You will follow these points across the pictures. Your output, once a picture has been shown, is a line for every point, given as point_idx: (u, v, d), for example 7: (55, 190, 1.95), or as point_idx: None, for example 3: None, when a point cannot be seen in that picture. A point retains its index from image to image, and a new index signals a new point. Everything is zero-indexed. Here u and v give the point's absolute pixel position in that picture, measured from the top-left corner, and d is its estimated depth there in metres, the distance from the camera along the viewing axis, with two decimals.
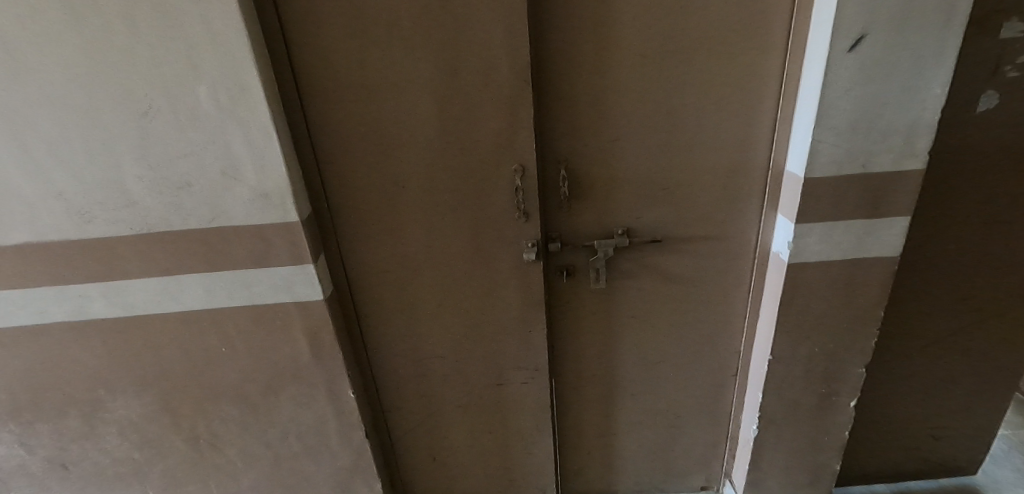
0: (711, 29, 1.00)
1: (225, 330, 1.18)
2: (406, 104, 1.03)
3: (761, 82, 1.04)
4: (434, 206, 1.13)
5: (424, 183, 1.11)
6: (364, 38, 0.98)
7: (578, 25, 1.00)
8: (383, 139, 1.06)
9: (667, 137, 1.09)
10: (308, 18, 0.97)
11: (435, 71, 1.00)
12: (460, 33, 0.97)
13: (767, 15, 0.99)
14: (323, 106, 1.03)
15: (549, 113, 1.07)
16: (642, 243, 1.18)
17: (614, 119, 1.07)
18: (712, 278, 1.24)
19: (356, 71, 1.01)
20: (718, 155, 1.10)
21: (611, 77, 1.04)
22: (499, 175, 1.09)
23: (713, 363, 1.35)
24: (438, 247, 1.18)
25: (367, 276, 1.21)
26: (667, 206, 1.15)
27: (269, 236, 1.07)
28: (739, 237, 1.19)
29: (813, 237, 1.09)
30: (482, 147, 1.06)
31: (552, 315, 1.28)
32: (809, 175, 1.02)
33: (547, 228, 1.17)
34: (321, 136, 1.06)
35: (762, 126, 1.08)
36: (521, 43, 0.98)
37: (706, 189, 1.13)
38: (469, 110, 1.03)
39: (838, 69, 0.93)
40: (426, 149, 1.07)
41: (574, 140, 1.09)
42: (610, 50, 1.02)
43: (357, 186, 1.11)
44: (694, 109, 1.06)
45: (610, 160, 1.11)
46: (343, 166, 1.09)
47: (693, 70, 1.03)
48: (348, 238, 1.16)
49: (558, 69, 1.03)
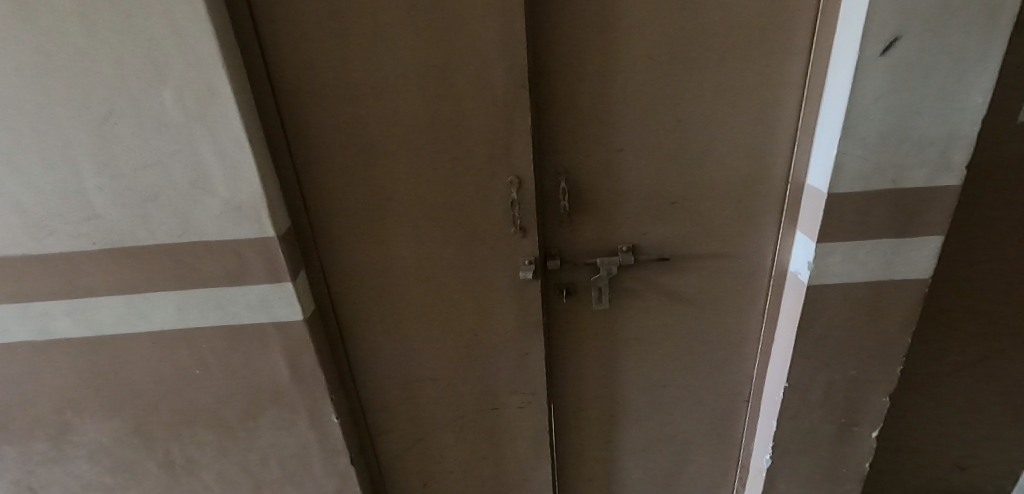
0: (726, 30, 0.91)
1: (199, 351, 1.10)
2: (391, 110, 0.95)
3: (781, 89, 0.95)
4: (423, 220, 1.04)
5: (411, 196, 1.02)
6: (346, 38, 0.90)
7: (579, 24, 0.91)
8: (368, 147, 0.98)
9: (676, 148, 1.00)
10: (285, 16, 0.89)
11: (423, 74, 0.92)
12: (450, 31, 0.89)
13: (789, 15, 0.90)
14: (301, 111, 0.95)
15: (547, 120, 0.98)
16: (648, 261, 1.09)
17: (619, 127, 0.98)
18: (724, 299, 1.14)
19: (337, 74, 0.92)
20: (732, 167, 1.01)
21: (616, 81, 0.95)
22: (493, 187, 1.00)
23: (724, 388, 1.25)
24: (427, 264, 1.09)
25: (351, 294, 1.12)
26: (676, 221, 1.06)
27: (243, 252, 0.98)
28: (754, 255, 1.09)
29: (834, 257, 1.00)
30: (475, 157, 0.97)
31: (550, 336, 1.19)
32: (833, 190, 0.93)
33: (545, 244, 1.09)
34: (300, 144, 0.98)
35: (781, 136, 0.99)
36: (517, 43, 0.89)
37: (718, 203, 1.04)
38: (460, 117, 0.95)
39: (868, 75, 0.84)
40: (415, 158, 0.98)
41: (576, 150, 1.00)
42: (615, 51, 0.93)
43: (340, 197, 1.02)
44: (706, 116, 0.97)
45: (614, 170, 1.02)
46: (324, 176, 1.00)
47: (706, 75, 0.94)
48: (331, 253, 1.08)
49: (557, 72, 0.95)
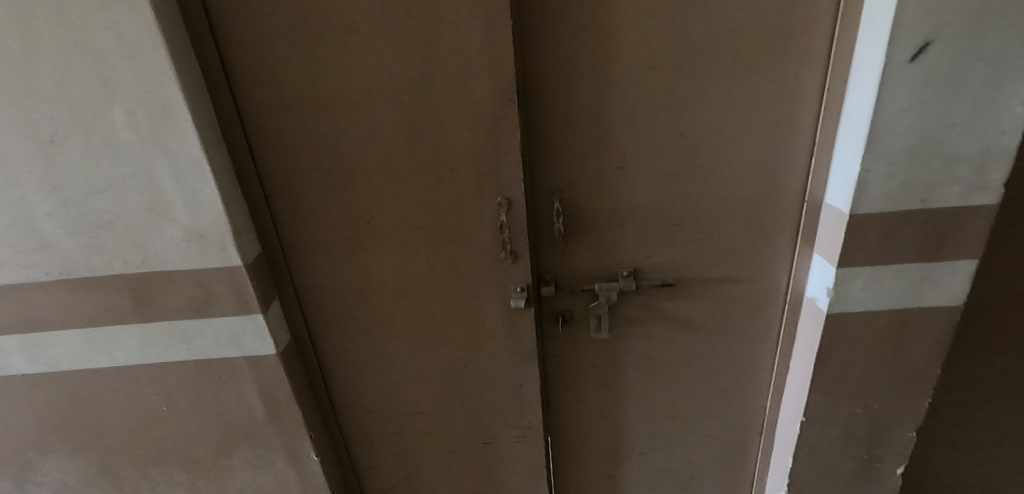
0: (735, 36, 0.82)
1: (166, 387, 1.02)
2: (367, 127, 0.86)
3: (797, 99, 0.86)
4: (405, 244, 0.96)
5: (392, 219, 0.94)
6: (315, 50, 0.82)
7: (572, 31, 0.83)
8: (343, 167, 0.90)
9: (680, 165, 0.91)
10: (249, 26, 0.81)
11: (401, 88, 0.84)
12: (429, 40, 0.80)
13: (805, 19, 0.81)
14: (269, 129, 0.87)
15: (539, 136, 0.89)
16: (652, 287, 1.00)
17: (617, 143, 0.89)
18: (734, 326, 1.05)
19: (306, 88, 0.84)
20: (742, 184, 0.92)
21: (613, 93, 0.86)
22: (481, 210, 0.92)
23: (735, 420, 1.16)
24: (411, 292, 1.01)
25: (330, 324, 1.04)
26: (681, 243, 0.97)
27: (208, 282, 0.90)
28: (767, 280, 1.00)
29: (856, 283, 0.91)
30: (460, 177, 0.89)
31: (546, 366, 1.11)
32: (856, 211, 0.84)
33: (539, 268, 1.00)
34: (269, 165, 0.90)
35: (796, 151, 0.90)
36: (503, 52, 0.81)
37: (727, 223, 0.95)
38: (443, 134, 0.86)
39: (895, 84, 0.75)
40: (394, 178, 0.90)
41: (570, 168, 0.92)
42: (612, 60, 0.84)
43: (314, 221, 0.94)
44: (713, 131, 0.88)
45: (612, 190, 0.93)
46: (296, 199, 0.92)
47: (713, 85, 0.85)
48: (307, 281, 1.00)
49: (549, 84, 0.86)
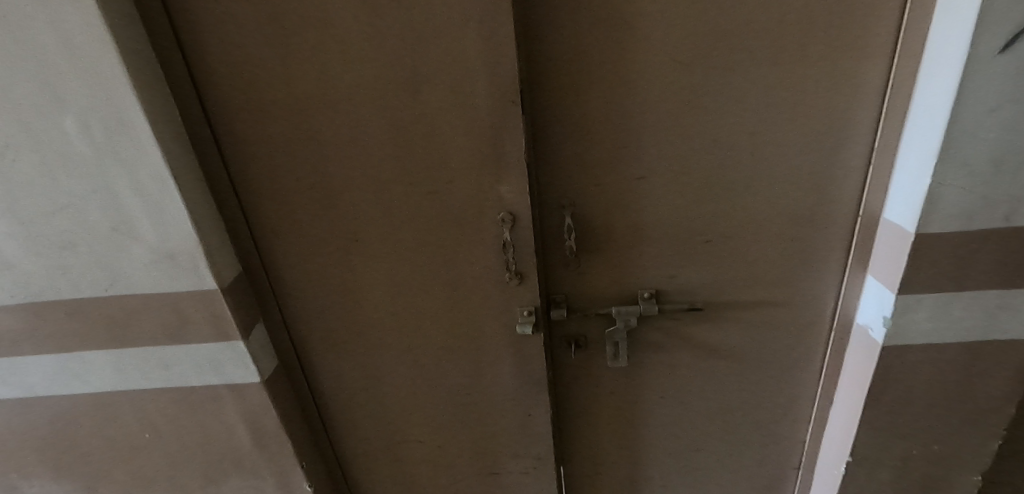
0: (780, 23, 0.69)
1: (147, 414, 0.94)
2: (351, 135, 0.76)
3: (853, 99, 0.73)
4: (398, 263, 0.86)
5: (383, 237, 0.84)
6: (289, 47, 0.72)
7: (584, 21, 0.71)
8: (327, 179, 0.80)
9: (711, 175, 0.79)
10: (216, 23, 0.71)
11: (388, 90, 0.73)
12: (418, 33, 0.69)
13: (866, 3, 0.68)
14: (243, 138, 0.78)
15: (547, 142, 0.78)
16: (677, 311, 0.89)
17: (638, 150, 0.78)
18: (771, 353, 0.93)
19: (283, 92, 0.75)
20: (784, 196, 0.80)
21: (633, 92, 0.74)
22: (482, 226, 0.81)
23: (770, 454, 1.04)
24: (407, 315, 0.91)
25: (320, 348, 0.95)
26: (710, 262, 0.85)
27: (182, 306, 0.82)
28: (810, 303, 0.88)
29: (919, 311, 0.78)
30: (457, 189, 0.79)
31: (558, 393, 1.00)
32: (923, 230, 0.71)
33: (548, 289, 0.89)
34: (246, 177, 0.81)
35: (850, 159, 0.76)
36: (504, 46, 0.69)
37: (765, 240, 0.83)
38: (437, 141, 0.76)
39: (980, 80, 0.61)
40: (383, 191, 0.80)
41: (583, 178, 0.80)
42: (632, 54, 0.72)
43: (298, 238, 0.85)
44: (751, 135, 0.76)
45: (632, 203, 0.81)
46: (277, 214, 0.83)
47: (751, 83, 0.73)
48: (294, 302, 0.91)
49: (558, 83, 0.74)
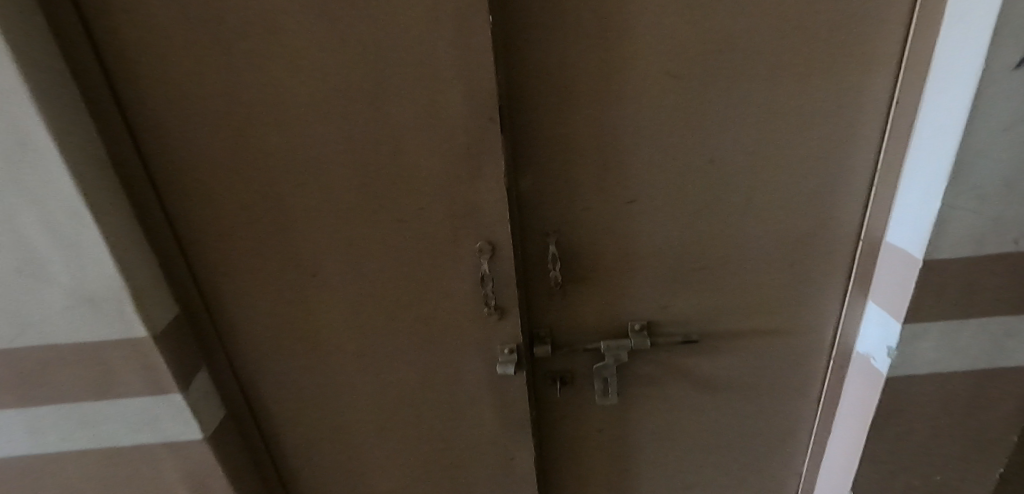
0: (781, 35, 0.64)
1: (68, 480, 0.81)
2: (306, 158, 0.67)
3: (856, 117, 0.68)
4: (362, 300, 0.76)
5: (343, 271, 0.74)
6: (230, 57, 0.62)
7: (569, 32, 0.64)
8: (278, 207, 0.70)
9: (705, 198, 0.73)
10: (143, 30, 0.61)
11: (348, 106, 0.64)
12: (382, 42, 0.61)
13: (870, 16, 0.63)
14: (179, 160, 0.67)
15: (528, 164, 0.70)
16: (670, 343, 0.82)
17: (628, 172, 0.71)
18: (768, 384, 0.87)
19: (225, 109, 0.65)
20: (784, 219, 0.74)
21: (622, 110, 0.67)
22: (456, 257, 0.73)
23: (767, 488, 0.98)
24: (374, 356, 0.81)
25: (274, 395, 0.84)
26: (704, 289, 0.79)
27: (108, 357, 0.70)
28: (809, 331, 0.82)
29: (924, 341, 0.73)
30: (429, 215, 0.70)
31: (542, 433, 0.92)
32: (931, 256, 0.66)
33: (530, 323, 0.81)
34: (183, 205, 0.70)
35: (853, 180, 0.71)
36: (480, 57, 0.61)
37: (764, 265, 0.77)
38: (405, 162, 0.67)
39: (993, 99, 0.57)
40: (344, 220, 0.71)
41: (567, 202, 0.72)
42: (621, 66, 0.65)
43: (247, 274, 0.74)
44: (749, 154, 0.70)
45: (621, 228, 0.74)
46: (221, 247, 0.72)
47: (749, 99, 0.67)
48: (243, 345, 0.80)
49: (541, 100, 0.67)
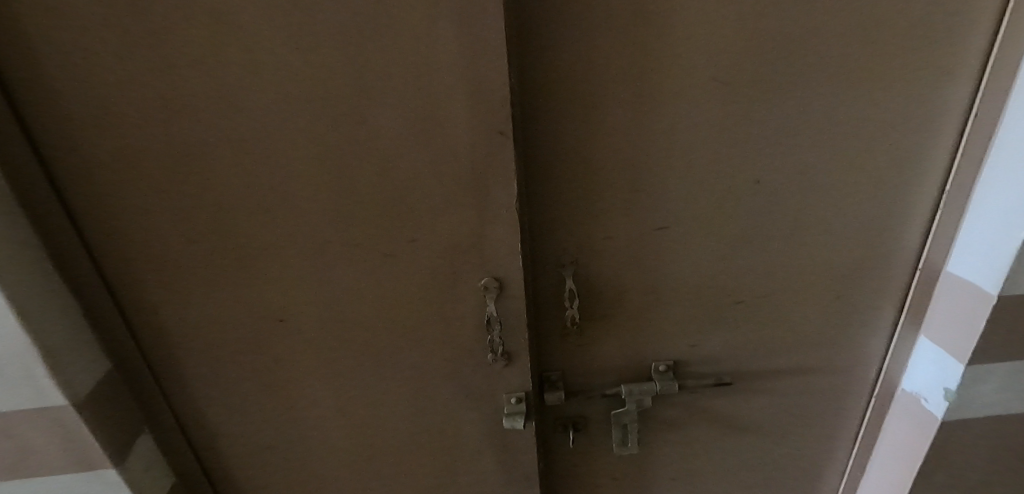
0: (844, 34, 0.54)
1: None
2: (271, 180, 0.54)
3: (924, 132, 0.59)
4: (342, 349, 0.63)
5: (317, 315, 0.61)
6: (172, 51, 0.48)
7: (601, 29, 0.52)
8: (235, 240, 0.56)
9: (747, 224, 0.62)
10: (50, 14, 0.46)
11: (324, 116, 0.51)
12: (370, 35, 0.48)
13: (950, 16, 0.54)
14: (104, 182, 0.53)
15: (543, 185, 0.58)
16: (699, 385, 0.71)
17: (661, 194, 0.60)
18: (804, 425, 0.78)
19: (164, 119, 0.50)
20: (833, 246, 0.65)
21: (660, 123, 0.56)
22: (456, 296, 0.60)
23: None
24: (355, 413, 0.67)
25: (232, 462, 0.69)
26: (738, 326, 0.69)
27: (17, 429, 0.55)
28: (852, 369, 0.73)
29: (987, 383, 0.65)
30: (424, 248, 0.57)
31: (549, 487, 0.80)
32: (1008, 292, 0.58)
33: (540, 366, 0.70)
34: (112, 238, 0.55)
35: (916, 203, 0.62)
36: (493, 56, 0.49)
37: (807, 298, 0.68)
38: (396, 186, 0.54)
39: None
40: (320, 256, 0.58)
41: (588, 230, 0.61)
42: (660, 71, 0.54)
43: (197, 320, 0.60)
44: (798, 174, 0.60)
45: (649, 259, 0.64)
46: (163, 289, 0.58)
47: (804, 110, 0.57)
48: (194, 404, 0.65)
49: (563, 110, 0.55)
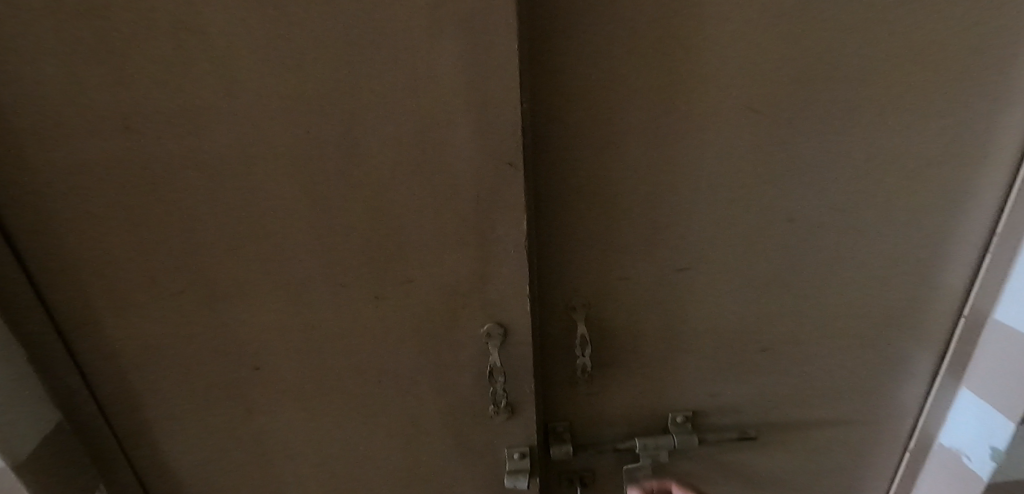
0: (893, 60, 0.49)
1: None
2: (246, 212, 0.47)
3: (975, 168, 0.54)
4: (325, 398, 0.56)
5: (299, 362, 0.54)
6: (131, 66, 0.41)
7: (626, 50, 0.47)
8: (205, 277, 0.49)
9: (776, 265, 0.57)
10: None
11: (309, 142, 0.45)
12: (364, 51, 0.42)
13: (1009, 44, 0.49)
14: (52, 216, 0.46)
15: (554, 220, 0.52)
16: (719, 440, 0.65)
17: (683, 232, 0.54)
18: (831, 481, 0.71)
19: (120, 141, 0.43)
20: (870, 290, 0.59)
21: (686, 154, 0.51)
22: (455, 343, 0.54)
23: None
24: (337, 468, 0.60)
25: None
26: (764, 374, 0.63)
27: None
28: (884, 420, 0.67)
29: None
30: (421, 290, 0.51)
31: None
32: None
33: (544, 415, 0.63)
34: (65, 278, 0.48)
35: (961, 245, 0.57)
36: (505, 78, 0.43)
37: (840, 345, 0.62)
38: (391, 221, 0.48)
39: None
40: (302, 296, 0.51)
41: (603, 270, 0.55)
42: (689, 97, 0.49)
43: (160, 365, 0.53)
44: (836, 212, 0.55)
45: (669, 302, 0.58)
46: (123, 334, 0.51)
47: (844, 143, 0.52)
48: (155, 457, 0.57)
49: (579, 137, 0.49)
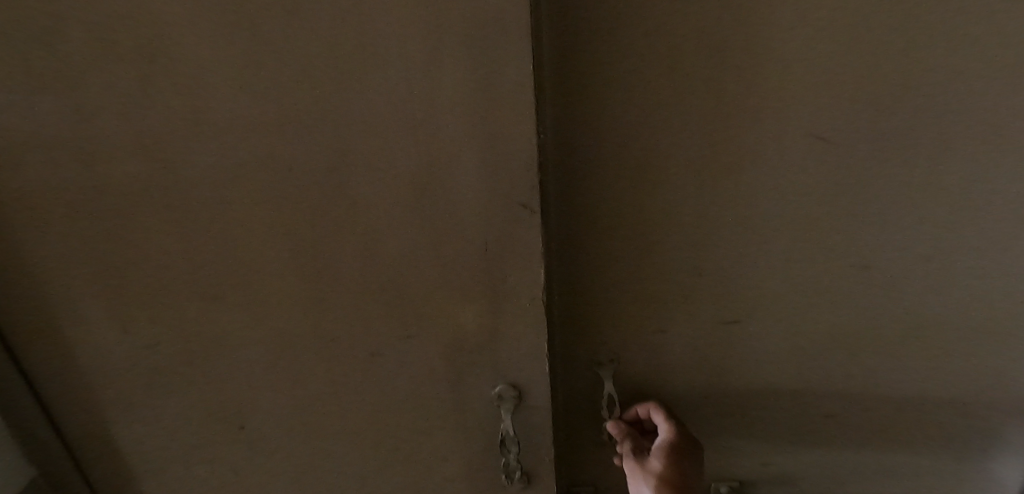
0: (1015, 77, 0.38)
1: None
2: (220, 262, 0.41)
3: None
4: (317, 461, 0.50)
5: (288, 422, 0.48)
6: (84, 101, 0.35)
7: (664, 75, 0.39)
8: (179, 331, 0.44)
9: (843, 323, 0.48)
10: None
11: (288, 186, 0.38)
12: (346, 82, 0.35)
13: None
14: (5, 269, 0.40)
15: (579, 269, 0.46)
16: None
17: (730, 285, 0.46)
18: None
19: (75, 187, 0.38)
20: (964, 354, 0.48)
21: (736, 195, 0.43)
22: (462, 406, 0.47)
23: None
24: None
25: None
26: (822, 441, 0.54)
27: None
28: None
29: None
30: (421, 346, 0.44)
31: None
32: None
33: (568, 476, 0.57)
34: (30, 331, 0.44)
35: None
36: (517, 110, 0.35)
37: (918, 411, 0.52)
38: (385, 269, 0.41)
39: None
40: (288, 353, 0.45)
41: (634, 320, 0.48)
42: (742, 130, 0.40)
43: (134, 422, 0.48)
44: (923, 260, 0.45)
45: (711, 362, 0.50)
46: (96, 390, 0.46)
47: (940, 183, 0.42)
48: None
49: (608, 176, 0.42)
